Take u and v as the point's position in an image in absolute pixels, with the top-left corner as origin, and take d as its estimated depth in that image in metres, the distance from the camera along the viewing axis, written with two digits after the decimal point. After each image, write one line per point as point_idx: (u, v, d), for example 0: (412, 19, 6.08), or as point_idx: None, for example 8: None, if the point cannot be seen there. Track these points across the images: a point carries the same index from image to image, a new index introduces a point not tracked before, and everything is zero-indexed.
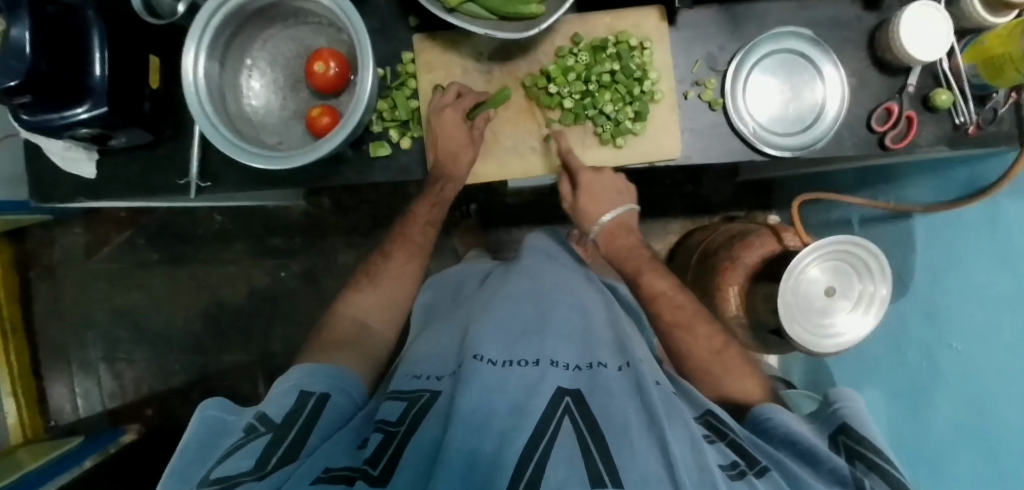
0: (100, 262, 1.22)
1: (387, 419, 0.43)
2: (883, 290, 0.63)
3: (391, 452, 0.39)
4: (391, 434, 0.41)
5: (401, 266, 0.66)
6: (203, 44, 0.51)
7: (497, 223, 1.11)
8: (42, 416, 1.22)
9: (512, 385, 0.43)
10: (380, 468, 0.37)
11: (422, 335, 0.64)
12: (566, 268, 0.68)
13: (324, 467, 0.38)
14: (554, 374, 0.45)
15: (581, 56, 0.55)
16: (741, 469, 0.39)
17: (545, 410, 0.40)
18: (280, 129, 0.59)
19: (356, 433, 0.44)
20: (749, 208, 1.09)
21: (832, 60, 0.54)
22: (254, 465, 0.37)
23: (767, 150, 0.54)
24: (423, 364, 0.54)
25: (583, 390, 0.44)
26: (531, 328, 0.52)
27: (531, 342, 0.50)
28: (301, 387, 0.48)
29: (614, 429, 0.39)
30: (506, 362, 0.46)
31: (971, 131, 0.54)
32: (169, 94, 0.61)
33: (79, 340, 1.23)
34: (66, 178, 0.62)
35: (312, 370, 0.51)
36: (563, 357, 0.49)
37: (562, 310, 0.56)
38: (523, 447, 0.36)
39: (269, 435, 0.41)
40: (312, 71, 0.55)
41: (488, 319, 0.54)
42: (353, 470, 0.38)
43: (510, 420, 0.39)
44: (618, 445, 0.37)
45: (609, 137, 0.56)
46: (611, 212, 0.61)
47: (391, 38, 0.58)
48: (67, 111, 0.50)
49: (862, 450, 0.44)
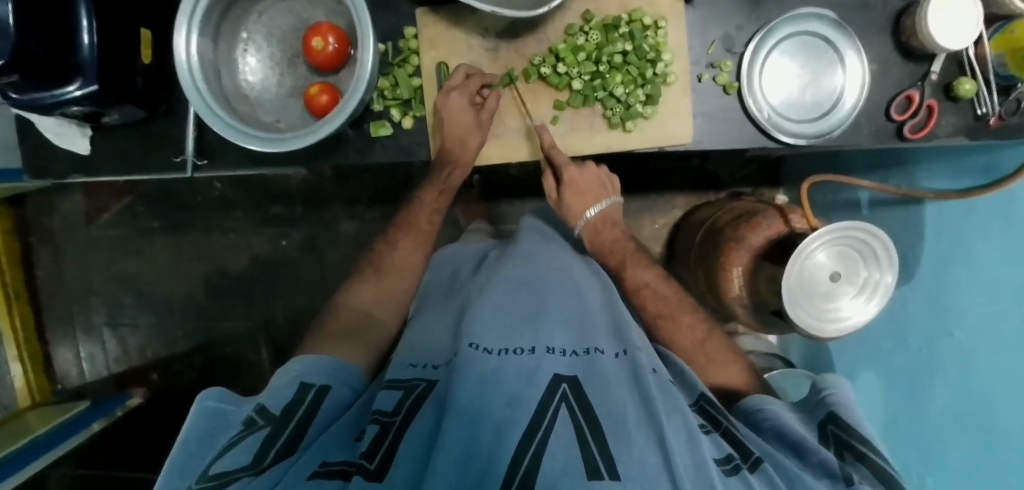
0: (100, 229, 1.21)
1: (383, 409, 0.44)
2: (889, 279, 0.64)
3: (387, 446, 0.39)
4: (388, 424, 0.41)
5: (403, 260, 0.67)
6: (195, 21, 0.49)
7: (499, 196, 1.09)
8: (50, 379, 1.25)
9: (508, 373, 0.43)
10: (377, 463, 0.37)
11: (421, 316, 0.65)
12: (561, 248, 0.68)
13: (320, 461, 0.38)
14: (550, 361, 0.45)
15: (592, 35, 0.52)
16: (736, 464, 0.39)
17: (542, 399, 0.40)
18: (278, 106, 0.57)
19: (355, 422, 0.45)
20: (756, 185, 1.07)
21: (854, 45, 0.52)
22: (252, 460, 0.38)
23: (781, 137, 0.52)
24: (419, 354, 0.55)
25: (580, 377, 0.44)
26: (527, 315, 0.53)
27: (527, 329, 0.50)
28: (301, 379, 0.49)
29: (610, 419, 0.39)
30: (501, 350, 0.47)
31: (992, 122, 0.52)
32: (163, 69, 0.59)
33: (83, 306, 1.24)
34: (58, 154, 0.61)
35: (314, 364, 0.52)
36: (559, 343, 0.49)
37: (559, 298, 0.56)
38: (521, 436, 0.36)
39: (268, 429, 0.42)
40: (310, 47, 0.52)
41: (483, 305, 0.54)
42: (350, 465, 0.38)
43: (506, 408, 0.39)
44: (615, 437, 0.37)
45: (618, 121, 0.54)
46: (595, 207, 0.67)
47: (393, 11, 0.56)
48: (57, 89, 0.48)
49: (851, 441, 0.45)
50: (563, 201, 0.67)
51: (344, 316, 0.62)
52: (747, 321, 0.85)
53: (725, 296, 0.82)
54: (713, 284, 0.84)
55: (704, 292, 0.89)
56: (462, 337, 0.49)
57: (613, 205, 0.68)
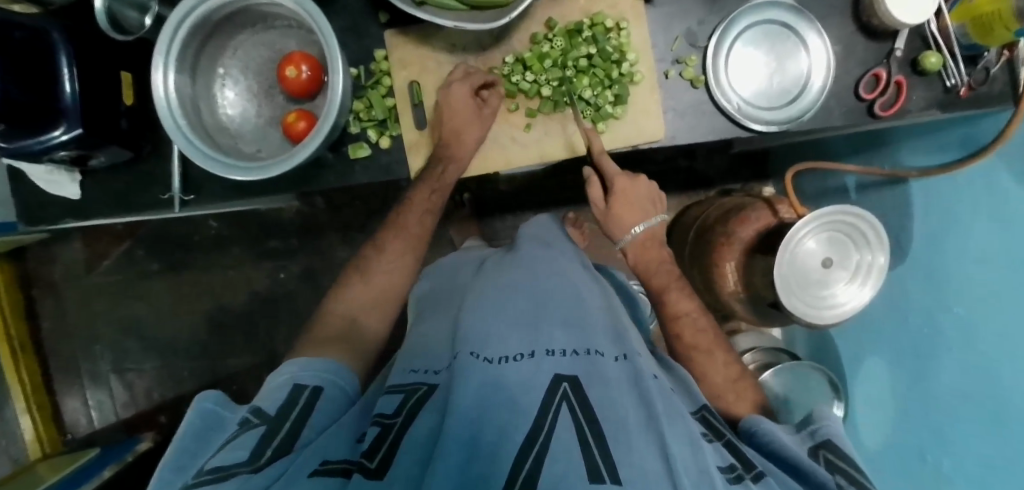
0: (102, 276, 1.23)
1: (383, 412, 0.43)
2: (881, 259, 0.63)
3: (388, 445, 0.38)
4: (388, 426, 0.41)
5: (395, 281, 0.67)
6: (172, 59, 0.50)
7: (492, 212, 1.08)
8: (59, 429, 1.24)
9: (510, 379, 0.42)
10: (377, 462, 0.36)
11: (423, 319, 0.65)
12: (562, 252, 0.67)
13: (320, 459, 0.36)
14: (551, 363, 0.45)
15: (556, 41, 0.53)
16: (739, 474, 0.38)
17: (543, 400, 0.40)
18: (257, 136, 0.58)
19: (355, 425, 0.44)
20: (745, 180, 1.07)
21: (816, 28, 0.52)
22: (248, 458, 0.37)
23: (752, 126, 0.53)
24: (422, 359, 0.54)
25: (580, 376, 0.43)
26: (528, 319, 0.52)
27: (527, 334, 0.49)
28: (296, 380, 0.49)
29: (611, 423, 0.38)
30: (501, 357, 0.46)
31: (962, 93, 0.53)
32: (145, 110, 0.60)
33: (89, 354, 1.25)
34: (51, 200, 0.63)
35: (309, 364, 0.52)
36: (558, 344, 0.48)
37: (560, 301, 0.55)
38: (522, 442, 0.35)
39: (263, 426, 0.41)
40: (284, 76, 0.54)
41: (483, 308, 0.53)
42: (350, 463, 0.37)
43: (509, 413, 0.38)
44: (616, 438, 0.36)
45: (589, 123, 0.55)
46: (643, 223, 0.64)
47: (362, 35, 0.57)
48: (44, 135, 0.50)
49: (845, 466, 0.41)
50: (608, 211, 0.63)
51: (334, 328, 0.61)
52: (747, 316, 0.84)
53: (721, 292, 0.81)
54: (709, 280, 0.83)
55: (701, 291, 0.88)
56: (461, 341, 0.48)
57: (659, 223, 0.64)
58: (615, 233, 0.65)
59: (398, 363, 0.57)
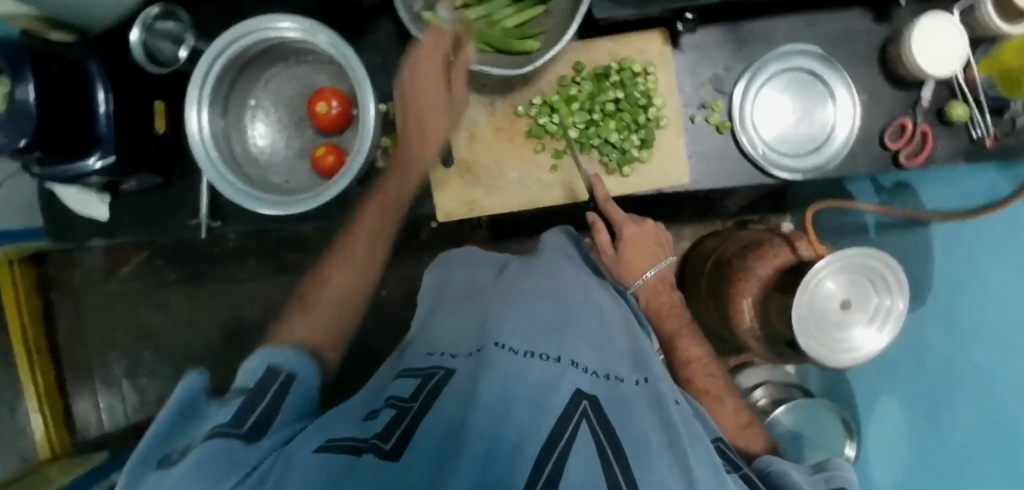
0: (120, 283, 1.25)
1: (400, 396, 0.38)
2: (901, 305, 0.64)
3: (401, 431, 0.30)
4: (405, 408, 0.35)
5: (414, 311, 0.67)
6: (206, 95, 0.52)
7: (508, 235, 1.08)
8: (70, 432, 1.26)
9: (532, 378, 0.36)
10: (392, 442, 0.28)
11: (434, 316, 0.58)
12: (584, 270, 0.61)
13: (326, 437, 0.30)
14: (574, 373, 0.38)
15: (583, 85, 0.54)
16: None
17: (564, 408, 0.33)
18: (286, 168, 0.59)
19: (368, 407, 0.38)
20: (762, 212, 1.07)
21: (844, 80, 0.53)
22: (230, 421, 0.33)
23: (778, 173, 0.53)
24: (443, 344, 0.48)
25: (603, 395, 0.37)
26: (553, 323, 0.46)
27: (554, 336, 0.43)
28: (266, 362, 0.40)
29: (634, 443, 0.32)
30: (528, 350, 0.40)
31: (988, 143, 0.53)
32: (176, 138, 0.62)
33: (103, 358, 1.26)
34: (81, 219, 0.64)
35: (274, 352, 0.42)
36: (583, 357, 0.42)
37: (586, 314, 0.49)
38: (541, 447, 0.28)
39: (239, 403, 0.36)
40: (315, 112, 0.55)
41: (508, 305, 0.47)
42: (359, 441, 0.29)
43: (532, 411, 0.31)
44: (639, 459, 0.31)
45: (615, 166, 0.55)
46: (655, 267, 0.62)
47: (392, 73, 0.58)
48: (80, 162, 0.51)
49: None
50: (620, 256, 0.62)
51: None
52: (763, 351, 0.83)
53: (738, 328, 0.81)
54: (725, 314, 0.83)
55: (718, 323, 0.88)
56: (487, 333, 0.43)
57: (667, 266, 0.64)
58: (625, 279, 0.63)
59: (409, 353, 0.50)
